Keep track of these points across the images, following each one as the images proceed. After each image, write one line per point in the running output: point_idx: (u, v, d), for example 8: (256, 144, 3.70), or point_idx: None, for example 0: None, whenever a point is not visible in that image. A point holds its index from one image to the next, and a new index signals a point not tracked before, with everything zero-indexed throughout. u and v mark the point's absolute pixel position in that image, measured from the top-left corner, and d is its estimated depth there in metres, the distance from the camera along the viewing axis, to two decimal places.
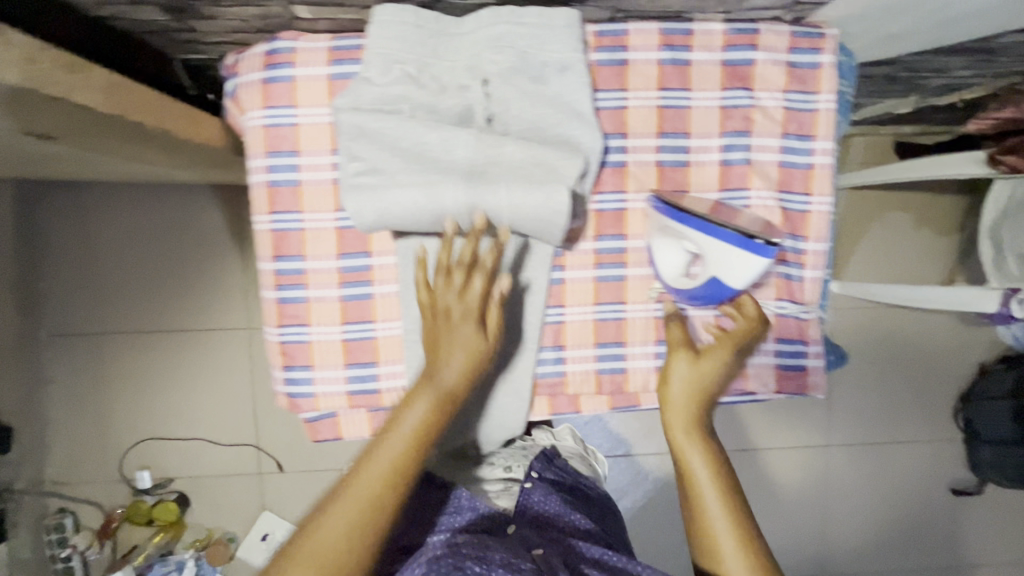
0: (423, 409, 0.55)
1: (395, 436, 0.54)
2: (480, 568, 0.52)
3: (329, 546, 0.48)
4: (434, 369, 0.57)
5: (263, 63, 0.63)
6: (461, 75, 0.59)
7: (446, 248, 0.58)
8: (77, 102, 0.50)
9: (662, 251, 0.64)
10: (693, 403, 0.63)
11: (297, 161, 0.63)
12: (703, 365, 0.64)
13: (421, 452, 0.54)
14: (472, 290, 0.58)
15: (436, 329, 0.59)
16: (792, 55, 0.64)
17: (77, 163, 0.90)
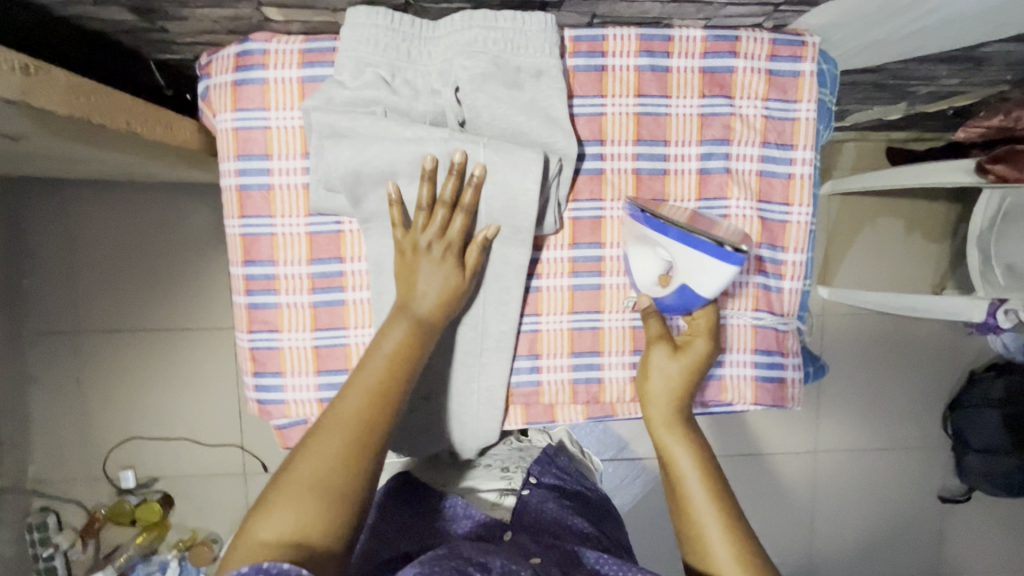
0: (400, 335, 0.55)
1: (374, 360, 0.53)
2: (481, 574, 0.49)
3: (315, 472, 0.47)
4: (410, 297, 0.56)
5: (234, 65, 0.62)
6: (434, 80, 0.58)
7: (425, 186, 0.56)
8: (36, 105, 0.49)
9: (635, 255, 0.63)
10: (678, 386, 0.62)
11: (268, 165, 0.62)
12: (682, 362, 0.62)
13: (401, 376, 0.54)
14: (451, 229, 0.57)
15: (412, 264, 0.57)
16: (772, 63, 0.63)
17: (56, 162, 0.89)
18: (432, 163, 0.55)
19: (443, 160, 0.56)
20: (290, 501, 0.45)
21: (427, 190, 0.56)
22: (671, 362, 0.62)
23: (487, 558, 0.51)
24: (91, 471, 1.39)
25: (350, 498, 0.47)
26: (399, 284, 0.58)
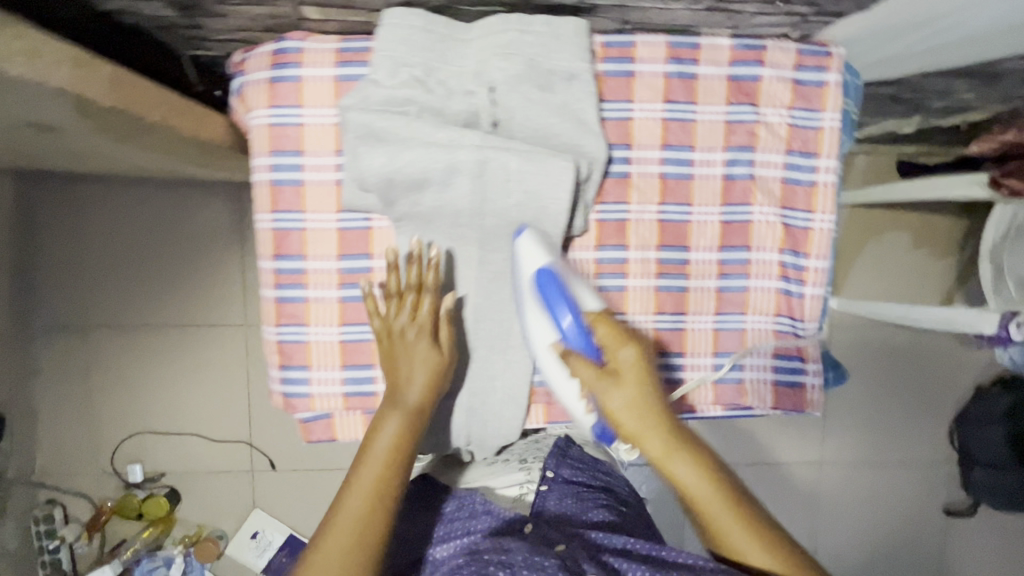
0: (394, 428, 0.59)
1: (370, 460, 0.57)
2: None
3: None
4: (398, 385, 0.60)
5: (270, 62, 0.63)
6: (468, 81, 0.59)
7: (393, 274, 0.61)
8: (82, 95, 0.50)
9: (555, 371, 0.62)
10: (645, 408, 0.55)
11: (300, 161, 0.63)
12: (628, 381, 0.56)
13: (398, 467, 0.58)
14: (422, 311, 0.61)
15: (395, 351, 0.61)
16: (797, 72, 0.64)
17: (81, 155, 0.90)
18: (393, 254, 0.61)
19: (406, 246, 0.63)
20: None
21: (394, 278, 0.61)
22: (620, 384, 0.56)
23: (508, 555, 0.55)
24: (97, 465, 1.38)
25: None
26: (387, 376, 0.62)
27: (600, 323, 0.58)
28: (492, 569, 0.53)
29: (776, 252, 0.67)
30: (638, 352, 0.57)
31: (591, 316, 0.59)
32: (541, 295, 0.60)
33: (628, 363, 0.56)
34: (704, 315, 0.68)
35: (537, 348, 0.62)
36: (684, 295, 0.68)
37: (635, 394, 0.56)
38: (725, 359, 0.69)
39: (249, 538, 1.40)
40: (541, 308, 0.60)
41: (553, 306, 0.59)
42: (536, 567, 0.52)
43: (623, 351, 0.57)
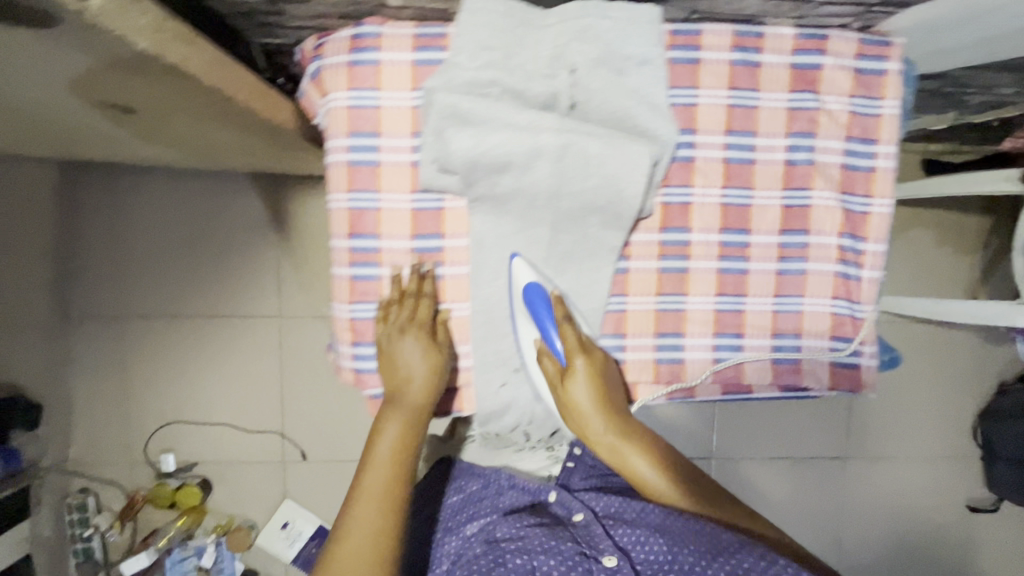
0: (397, 429, 0.65)
1: (377, 462, 0.63)
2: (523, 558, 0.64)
3: None
4: (397, 383, 0.65)
5: (348, 46, 0.64)
6: (547, 64, 0.61)
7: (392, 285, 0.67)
8: (185, 70, 0.52)
9: (536, 377, 0.69)
10: (601, 409, 0.66)
11: (377, 142, 0.65)
12: (583, 380, 0.65)
13: (404, 465, 0.64)
14: (421, 313, 0.66)
15: (393, 351, 0.65)
16: (859, 61, 0.66)
17: (139, 140, 0.92)
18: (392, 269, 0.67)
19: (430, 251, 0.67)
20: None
21: (394, 288, 0.66)
22: (581, 392, 0.65)
23: (525, 541, 0.68)
24: (130, 454, 1.39)
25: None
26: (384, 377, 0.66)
27: (565, 331, 0.65)
28: (510, 557, 0.65)
29: (834, 236, 0.69)
30: (590, 363, 0.66)
31: (560, 323, 0.65)
32: (529, 310, 0.65)
33: (582, 373, 0.65)
34: (763, 298, 0.70)
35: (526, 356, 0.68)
36: (744, 277, 0.70)
37: (591, 399, 0.66)
38: (783, 340, 0.71)
39: (279, 528, 1.40)
40: (528, 320, 0.66)
41: (542, 324, 0.65)
42: (552, 550, 0.65)
43: (576, 363, 0.65)
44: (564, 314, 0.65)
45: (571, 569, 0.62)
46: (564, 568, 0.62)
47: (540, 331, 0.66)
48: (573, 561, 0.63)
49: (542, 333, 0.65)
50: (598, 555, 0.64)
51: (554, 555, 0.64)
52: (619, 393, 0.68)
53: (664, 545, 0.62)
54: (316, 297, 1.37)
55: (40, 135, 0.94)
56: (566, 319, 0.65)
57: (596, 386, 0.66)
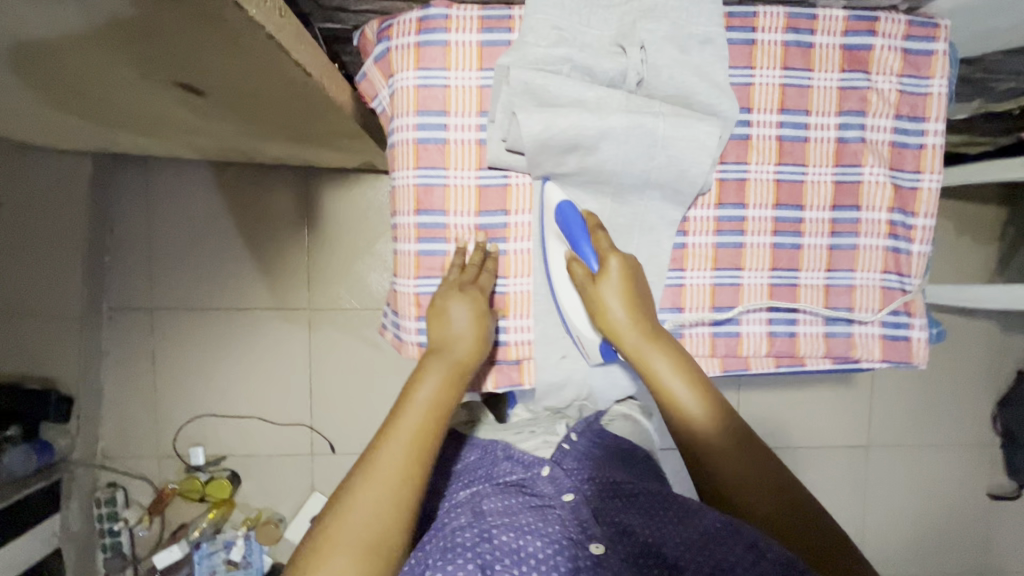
0: (436, 380, 0.60)
1: (412, 408, 0.57)
2: (507, 537, 0.54)
3: (366, 523, 0.49)
4: (444, 338, 0.64)
5: (416, 27, 0.66)
6: (615, 43, 0.63)
7: (458, 255, 0.68)
8: (281, 44, 0.54)
9: (566, 289, 0.68)
10: (632, 314, 0.64)
11: (445, 121, 0.67)
12: (614, 284, 0.64)
13: (439, 419, 0.58)
14: (480, 279, 0.67)
15: (445, 310, 0.65)
16: (907, 42, 0.69)
17: (188, 128, 0.93)
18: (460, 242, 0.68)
19: (499, 225, 0.69)
20: (338, 550, 0.47)
21: (458, 258, 0.68)
22: (614, 294, 0.64)
23: (513, 518, 0.58)
24: (160, 447, 1.39)
25: (391, 540, 0.50)
26: (435, 331, 0.65)
27: (598, 239, 0.66)
28: (495, 532, 0.55)
29: (885, 211, 0.71)
30: (624, 265, 0.65)
31: (593, 232, 0.66)
32: (560, 222, 0.66)
33: (617, 274, 0.64)
34: (816, 272, 0.72)
35: (555, 276, 0.68)
36: (798, 252, 0.72)
37: (624, 304, 0.64)
38: (837, 313, 0.72)
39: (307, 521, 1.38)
40: (558, 238, 0.68)
41: (574, 235, 0.65)
42: (541, 533, 0.55)
43: (611, 265, 0.64)
44: (596, 225, 0.66)
45: (559, 554, 0.53)
46: (550, 553, 0.53)
47: (571, 244, 0.66)
48: (560, 546, 0.53)
49: (573, 243, 0.66)
50: (586, 541, 0.55)
51: (542, 537, 0.55)
52: (651, 310, 0.66)
53: (649, 533, 0.55)
54: (346, 289, 1.37)
55: (88, 123, 0.94)
56: (599, 229, 0.66)
57: (629, 293, 0.65)
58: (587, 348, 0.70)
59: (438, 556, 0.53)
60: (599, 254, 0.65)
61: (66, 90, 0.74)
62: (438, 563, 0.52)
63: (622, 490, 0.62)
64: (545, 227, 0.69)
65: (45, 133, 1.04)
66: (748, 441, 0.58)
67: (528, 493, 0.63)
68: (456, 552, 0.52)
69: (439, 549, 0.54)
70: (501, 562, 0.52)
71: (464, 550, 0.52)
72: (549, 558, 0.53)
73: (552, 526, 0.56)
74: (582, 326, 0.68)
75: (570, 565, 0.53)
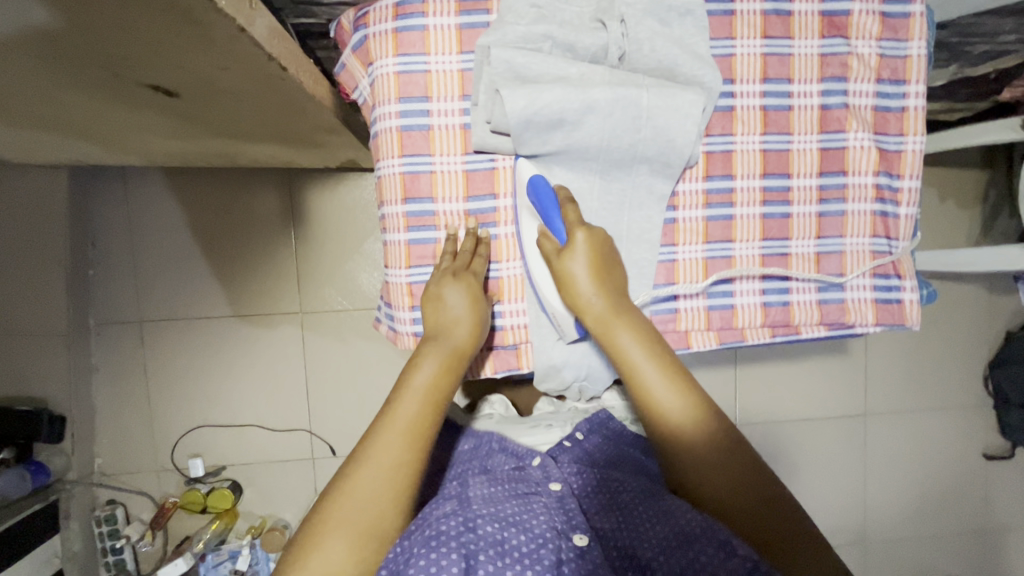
0: (433, 366, 0.60)
1: (409, 396, 0.58)
2: (491, 527, 0.54)
3: (363, 509, 0.52)
4: (438, 326, 0.64)
5: (393, 14, 0.65)
6: (595, 19, 0.63)
7: (451, 241, 0.67)
8: (254, 36, 0.52)
9: (538, 267, 0.67)
10: (598, 286, 0.63)
11: (428, 107, 0.66)
12: (582, 257, 0.63)
13: (436, 406, 0.59)
14: (474, 265, 0.67)
15: (438, 299, 0.64)
16: (884, 5, 0.69)
17: (163, 132, 0.91)
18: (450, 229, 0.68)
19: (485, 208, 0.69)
20: (333, 536, 0.51)
21: (449, 244, 0.67)
22: (580, 269, 0.62)
23: (497, 508, 0.58)
24: (158, 461, 1.37)
25: (382, 523, 0.53)
26: (429, 314, 0.65)
27: (567, 212, 0.64)
28: (480, 522, 0.54)
29: (872, 175, 0.72)
30: (592, 238, 0.63)
31: (562, 206, 0.64)
32: (530, 196, 0.65)
33: (584, 248, 0.63)
34: (807, 239, 0.72)
35: (527, 251, 0.67)
36: (788, 220, 0.72)
37: (591, 278, 0.63)
38: (829, 280, 0.72)
39: None
40: (532, 216, 0.67)
41: (545, 210, 0.64)
42: (526, 527, 0.55)
43: (578, 238, 0.62)
44: (567, 198, 0.65)
45: (543, 547, 0.53)
46: (534, 546, 0.53)
47: (543, 219, 0.65)
48: (544, 539, 0.53)
49: (544, 217, 0.64)
50: (569, 532, 0.55)
51: (526, 530, 0.55)
52: (620, 283, 0.65)
53: (629, 533, 0.56)
54: (336, 289, 1.36)
55: (63, 134, 0.92)
56: (569, 202, 0.65)
57: (597, 266, 0.63)
58: (563, 329, 0.68)
59: (423, 543, 0.51)
60: (567, 225, 0.63)
61: (38, 100, 0.73)
62: (422, 548, 0.51)
63: (608, 486, 0.62)
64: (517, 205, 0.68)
65: (15, 148, 1.01)
66: (713, 413, 0.59)
67: (515, 480, 0.64)
68: (441, 541, 0.51)
69: (424, 537, 0.52)
70: (484, 552, 0.52)
71: (448, 539, 0.52)
72: (533, 551, 0.53)
73: (535, 519, 0.56)
74: (556, 304, 0.67)
75: (554, 558, 0.52)
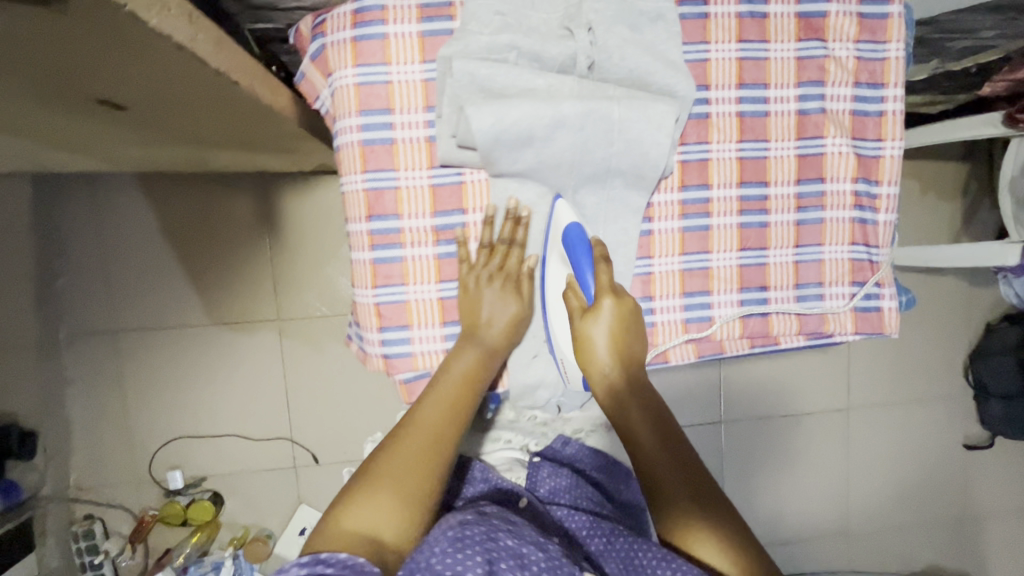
0: (470, 358, 0.63)
1: (448, 381, 0.62)
2: (510, 542, 0.53)
3: (401, 471, 0.55)
4: (473, 325, 0.65)
5: (351, 21, 0.62)
6: (563, 27, 0.61)
7: (488, 226, 0.65)
8: (195, 52, 0.49)
9: (559, 317, 0.66)
10: (615, 355, 0.62)
11: (390, 119, 0.63)
12: (604, 322, 0.61)
13: (471, 392, 0.62)
14: (510, 263, 0.66)
15: (474, 297, 0.65)
16: (862, 6, 0.67)
17: (120, 141, 0.87)
18: (463, 233, 0.66)
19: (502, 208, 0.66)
20: (382, 494, 0.53)
21: (487, 232, 0.65)
22: (600, 334, 0.61)
23: (516, 528, 0.56)
24: (135, 474, 1.34)
25: (425, 494, 0.54)
26: (462, 313, 0.66)
27: (600, 271, 0.62)
28: (501, 535, 0.53)
29: (850, 182, 0.70)
30: (619, 307, 0.61)
31: (596, 263, 0.63)
32: (566, 247, 0.63)
33: (609, 316, 0.61)
34: (785, 249, 0.71)
35: (549, 295, 0.67)
36: (765, 230, 0.70)
37: (609, 346, 0.61)
38: (807, 290, 0.71)
39: (296, 535, 1.35)
40: (562, 260, 0.66)
41: (577, 260, 0.63)
42: (543, 547, 0.53)
43: (605, 304, 0.61)
44: (601, 255, 0.63)
45: (559, 569, 0.51)
46: (553, 566, 0.51)
47: (573, 268, 0.64)
48: (560, 562, 0.52)
49: (575, 268, 0.63)
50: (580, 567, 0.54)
51: (544, 550, 0.53)
52: (640, 352, 0.63)
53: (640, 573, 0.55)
54: (313, 294, 1.33)
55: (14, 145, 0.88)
56: (603, 261, 0.63)
57: (619, 334, 0.62)
58: (571, 378, 0.69)
59: (445, 546, 0.50)
60: (597, 283, 0.62)
61: None
62: (444, 550, 0.49)
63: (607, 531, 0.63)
64: (549, 246, 0.67)
65: None
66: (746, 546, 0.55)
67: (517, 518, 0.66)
68: (465, 543, 0.50)
69: (448, 538, 0.51)
70: (506, 562, 0.50)
71: (472, 543, 0.50)
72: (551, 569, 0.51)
73: (551, 544, 0.55)
74: (567, 353, 0.66)
75: None
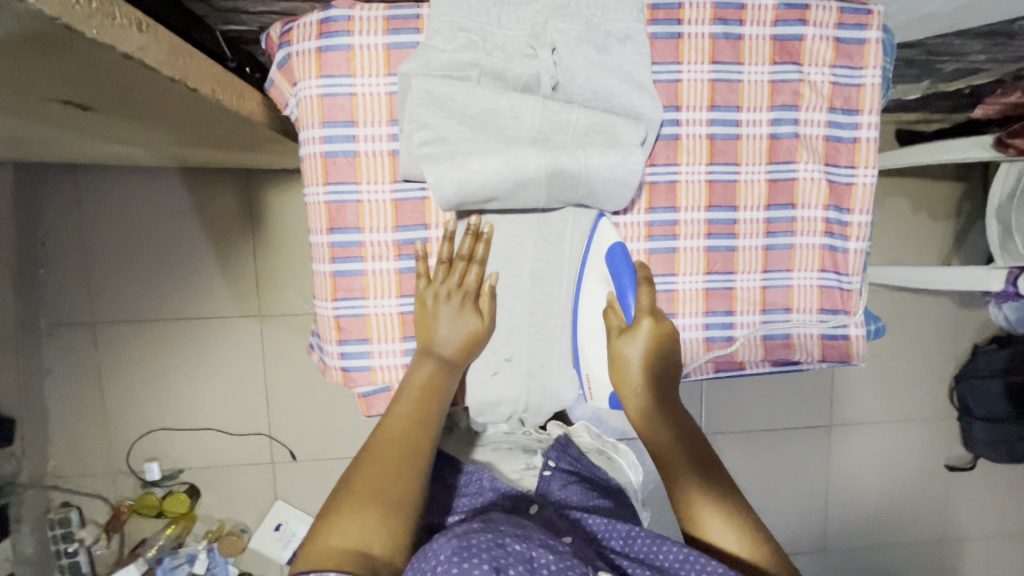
0: (428, 369, 0.63)
1: (406, 393, 0.61)
2: (521, 545, 0.46)
3: (367, 489, 0.53)
4: (432, 341, 0.65)
5: (316, 32, 0.61)
6: (527, 45, 0.60)
7: (448, 241, 0.65)
8: (145, 62, 0.48)
9: (591, 333, 0.67)
10: (649, 375, 0.63)
11: (354, 132, 0.63)
12: (640, 340, 0.62)
13: (431, 400, 0.61)
14: (468, 279, 0.65)
15: (431, 314, 0.65)
16: (839, 30, 0.66)
17: (95, 138, 0.86)
18: (423, 247, 0.65)
19: (462, 224, 0.66)
20: (363, 511, 0.51)
21: (447, 247, 0.65)
22: (635, 353, 0.62)
23: (526, 532, 0.49)
24: (113, 463, 1.34)
25: (392, 504, 0.52)
26: (418, 332, 0.66)
27: (642, 293, 0.63)
28: (508, 539, 0.46)
29: (821, 209, 0.69)
30: (657, 328, 0.62)
31: (639, 284, 0.64)
32: (610, 265, 0.64)
33: (646, 337, 0.62)
34: (752, 274, 0.70)
35: (583, 313, 0.67)
36: (732, 254, 0.69)
37: (643, 364, 0.63)
38: (773, 315, 0.70)
39: (272, 530, 1.36)
40: (602, 278, 0.66)
41: (622, 281, 0.64)
42: (553, 548, 0.46)
43: (644, 325, 0.62)
44: (645, 276, 0.64)
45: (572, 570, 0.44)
46: (565, 567, 0.44)
47: (615, 287, 0.65)
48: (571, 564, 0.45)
49: (618, 289, 0.64)
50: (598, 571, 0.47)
51: (555, 551, 0.46)
52: (672, 373, 0.65)
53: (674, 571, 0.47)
54: (296, 293, 1.33)
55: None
56: (646, 282, 0.64)
57: (653, 355, 0.63)
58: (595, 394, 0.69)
59: (445, 556, 0.44)
60: (639, 304, 0.63)
61: None
62: (445, 562, 0.44)
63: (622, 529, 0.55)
64: (586, 265, 0.67)
65: None
66: (768, 542, 0.53)
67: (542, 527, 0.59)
68: (470, 553, 0.44)
69: (450, 547, 0.45)
70: (515, 569, 0.43)
71: (478, 551, 0.44)
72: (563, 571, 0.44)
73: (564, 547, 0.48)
74: (595, 370, 0.67)
75: None
